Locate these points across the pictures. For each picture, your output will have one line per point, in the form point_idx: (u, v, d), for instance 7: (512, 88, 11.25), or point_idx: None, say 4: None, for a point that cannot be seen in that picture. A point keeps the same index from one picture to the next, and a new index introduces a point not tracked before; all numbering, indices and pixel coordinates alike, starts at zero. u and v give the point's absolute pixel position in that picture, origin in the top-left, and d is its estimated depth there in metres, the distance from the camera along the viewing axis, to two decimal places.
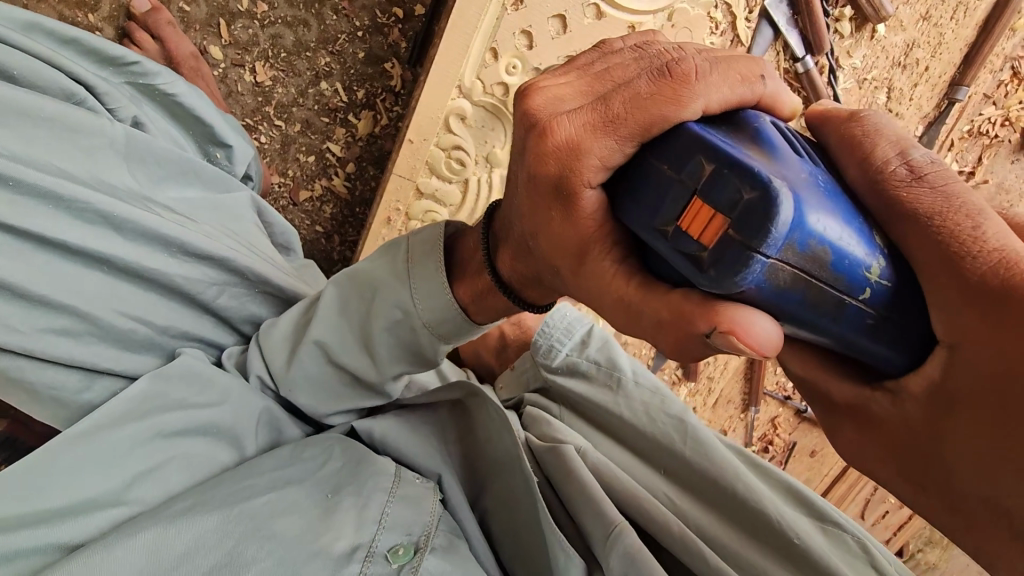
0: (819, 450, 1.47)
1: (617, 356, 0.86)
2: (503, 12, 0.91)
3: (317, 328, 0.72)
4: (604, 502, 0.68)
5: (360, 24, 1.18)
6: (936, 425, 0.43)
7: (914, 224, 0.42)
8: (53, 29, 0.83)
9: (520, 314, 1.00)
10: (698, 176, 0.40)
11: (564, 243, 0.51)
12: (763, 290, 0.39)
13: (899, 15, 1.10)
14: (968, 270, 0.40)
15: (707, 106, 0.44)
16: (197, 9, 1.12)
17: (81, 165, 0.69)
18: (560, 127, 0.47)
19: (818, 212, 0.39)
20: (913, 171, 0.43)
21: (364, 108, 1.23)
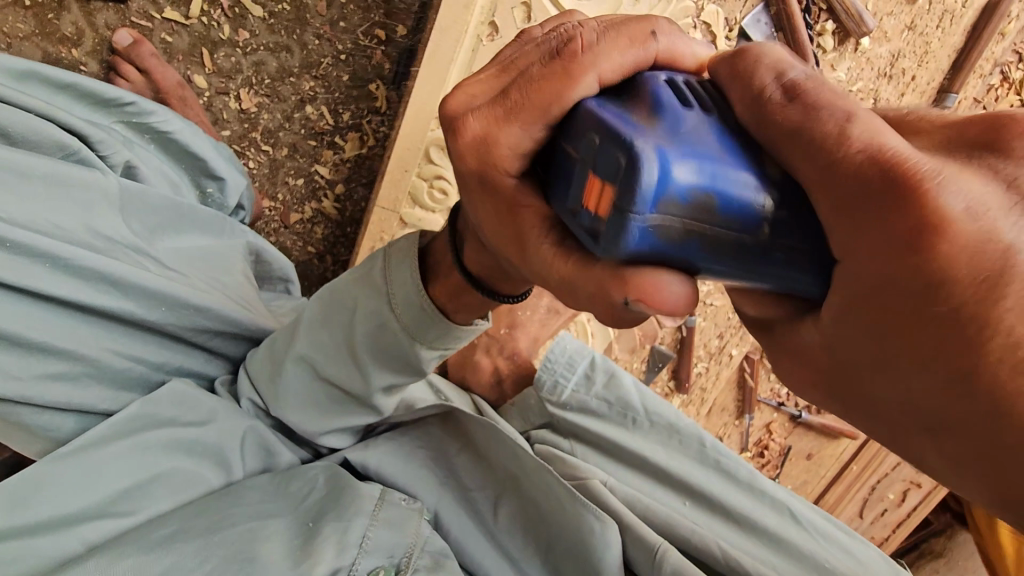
0: (815, 452, 1.48)
1: (625, 391, 0.89)
2: (478, 44, 0.90)
3: (300, 345, 0.69)
4: (640, 527, 0.72)
5: (343, 47, 1.17)
6: (851, 354, 0.33)
7: (790, 143, 0.34)
8: (48, 74, 0.80)
9: (515, 347, 1.00)
10: (589, 147, 0.37)
11: (504, 235, 0.48)
12: (656, 250, 0.35)
13: (883, 26, 1.07)
14: (836, 177, 0.31)
15: (601, 78, 0.39)
16: (179, 40, 1.12)
17: (78, 220, 0.67)
18: (468, 126, 0.45)
19: (689, 156, 0.33)
20: (788, 88, 0.35)
21: (351, 130, 1.23)
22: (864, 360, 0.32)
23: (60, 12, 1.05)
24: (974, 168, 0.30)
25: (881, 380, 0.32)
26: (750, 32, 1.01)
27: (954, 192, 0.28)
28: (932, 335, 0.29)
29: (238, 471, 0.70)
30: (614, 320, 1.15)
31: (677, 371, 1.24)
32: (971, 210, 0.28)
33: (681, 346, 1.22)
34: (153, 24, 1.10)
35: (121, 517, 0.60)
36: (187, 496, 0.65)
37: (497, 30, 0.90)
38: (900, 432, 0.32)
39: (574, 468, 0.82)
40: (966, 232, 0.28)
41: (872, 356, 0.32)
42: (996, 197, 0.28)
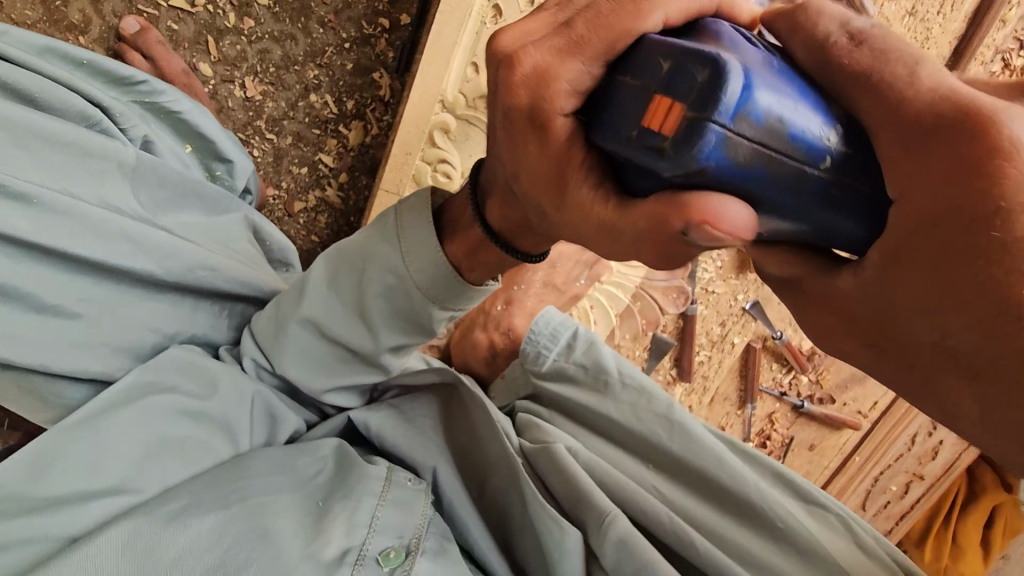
0: (818, 443, 1.48)
1: (602, 356, 0.85)
2: (481, 27, 0.91)
3: (306, 304, 0.70)
4: (595, 495, 0.69)
5: (347, 35, 1.18)
6: (899, 294, 0.39)
7: (865, 88, 0.39)
8: (68, 52, 0.83)
9: (511, 322, 0.98)
10: (655, 74, 0.38)
11: (542, 174, 0.48)
12: (722, 168, 0.36)
13: (884, 11, 1.07)
14: (910, 116, 0.37)
15: (667, 18, 0.42)
16: (185, 28, 1.13)
17: (92, 188, 0.68)
18: (526, 57, 0.46)
19: (770, 87, 0.37)
20: (854, 37, 0.40)
21: (355, 119, 1.24)
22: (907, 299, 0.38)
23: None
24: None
25: (921, 321, 0.38)
26: None
27: (1020, 126, 0.35)
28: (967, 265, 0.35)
29: (246, 441, 0.70)
30: (616, 306, 1.15)
31: (679, 360, 1.24)
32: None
33: (682, 334, 1.22)
34: (159, 11, 1.11)
35: (131, 494, 0.59)
36: (200, 465, 0.65)
37: (500, 13, 0.90)
38: (926, 371, 0.40)
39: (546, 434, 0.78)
40: None
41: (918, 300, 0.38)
42: None
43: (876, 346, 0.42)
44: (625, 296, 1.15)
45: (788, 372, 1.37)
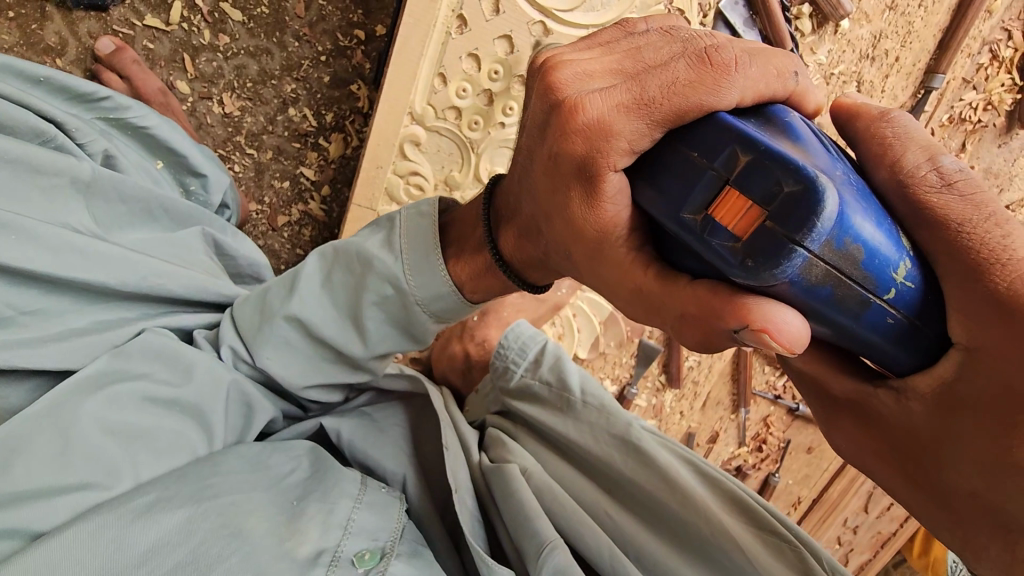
0: (816, 445, 1.45)
1: (568, 373, 0.82)
2: (447, 37, 0.90)
3: (297, 303, 0.63)
4: (539, 520, 0.64)
5: (323, 48, 1.18)
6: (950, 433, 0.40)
7: (940, 231, 0.37)
8: (25, 68, 0.82)
9: (487, 334, 0.97)
10: (728, 162, 0.35)
11: (581, 231, 0.44)
12: (793, 286, 0.34)
13: (862, 6, 1.02)
14: (997, 276, 0.36)
15: (742, 98, 0.38)
16: (161, 46, 1.13)
17: (40, 208, 0.67)
18: (590, 104, 0.40)
19: (858, 214, 0.34)
20: (943, 177, 0.37)
21: (334, 131, 1.23)
22: (967, 444, 0.40)
23: (44, 22, 1.07)
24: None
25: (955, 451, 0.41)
26: (726, 16, 0.97)
27: None
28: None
29: (221, 432, 0.65)
30: (600, 314, 1.13)
31: (668, 365, 1.23)
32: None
33: (669, 339, 1.20)
34: (134, 31, 1.11)
35: (101, 489, 0.54)
36: (171, 461, 0.60)
37: (466, 23, 0.89)
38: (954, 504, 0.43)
39: (509, 453, 0.75)
40: None
41: (963, 432, 0.40)
42: None
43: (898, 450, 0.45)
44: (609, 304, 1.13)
45: (782, 375, 1.35)
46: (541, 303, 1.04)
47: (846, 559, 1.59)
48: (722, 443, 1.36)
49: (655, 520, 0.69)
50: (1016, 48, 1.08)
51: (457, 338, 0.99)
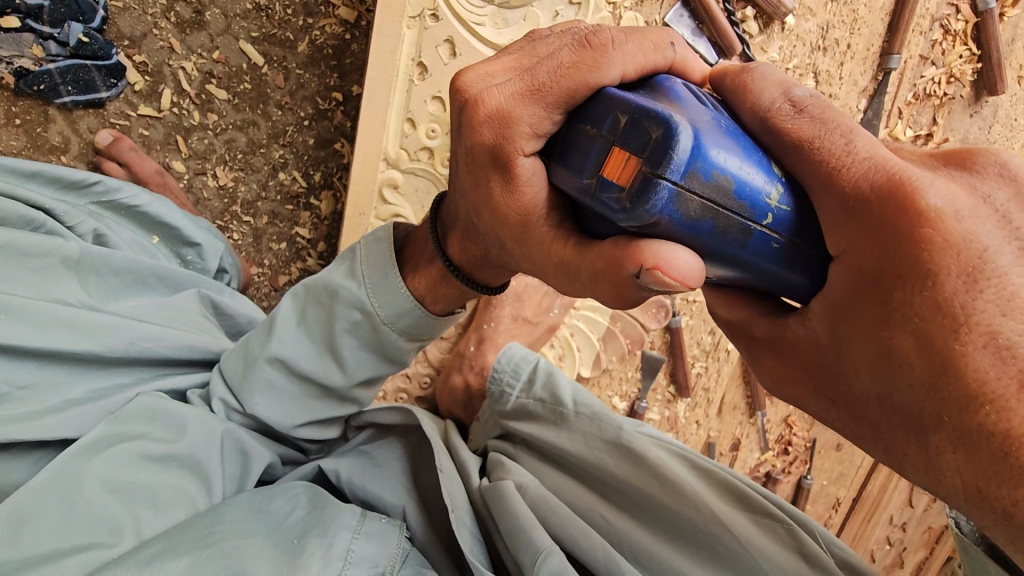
0: (845, 441, 1.40)
1: (559, 388, 0.83)
2: (410, 85, 0.96)
3: (273, 343, 0.66)
4: (534, 529, 0.65)
5: (305, 113, 1.24)
6: (851, 349, 0.42)
7: (798, 150, 0.43)
8: (19, 167, 0.89)
9: (486, 362, 0.99)
10: (612, 126, 0.40)
11: (505, 216, 0.49)
12: (675, 221, 0.39)
13: (804, 2, 1.05)
14: (842, 181, 0.41)
15: (625, 72, 0.44)
16: (155, 132, 1.21)
17: (32, 287, 0.71)
18: (489, 98, 0.46)
19: (718, 145, 0.39)
20: (796, 107, 0.43)
21: (324, 189, 1.27)
22: (857, 356, 0.42)
23: (47, 125, 1.16)
24: (955, 180, 0.40)
25: (866, 372, 0.42)
26: (675, 29, 1.01)
27: (937, 197, 0.39)
28: (910, 324, 0.39)
29: (219, 483, 0.67)
30: (597, 330, 1.14)
31: (675, 375, 1.22)
32: (953, 209, 0.38)
33: (671, 348, 1.19)
34: (130, 121, 1.20)
35: (106, 546, 0.56)
36: (174, 516, 0.62)
37: (426, 69, 0.95)
38: (872, 419, 0.43)
39: (506, 472, 0.76)
40: (951, 228, 0.38)
41: (862, 345, 0.42)
42: (964, 204, 0.39)
43: (817, 385, 0.46)
44: (604, 319, 1.14)
45: None
46: (535, 327, 1.05)
47: (901, 561, 1.51)
48: (746, 449, 1.32)
49: (653, 518, 0.70)
50: (966, 21, 1.12)
51: (457, 371, 1.01)
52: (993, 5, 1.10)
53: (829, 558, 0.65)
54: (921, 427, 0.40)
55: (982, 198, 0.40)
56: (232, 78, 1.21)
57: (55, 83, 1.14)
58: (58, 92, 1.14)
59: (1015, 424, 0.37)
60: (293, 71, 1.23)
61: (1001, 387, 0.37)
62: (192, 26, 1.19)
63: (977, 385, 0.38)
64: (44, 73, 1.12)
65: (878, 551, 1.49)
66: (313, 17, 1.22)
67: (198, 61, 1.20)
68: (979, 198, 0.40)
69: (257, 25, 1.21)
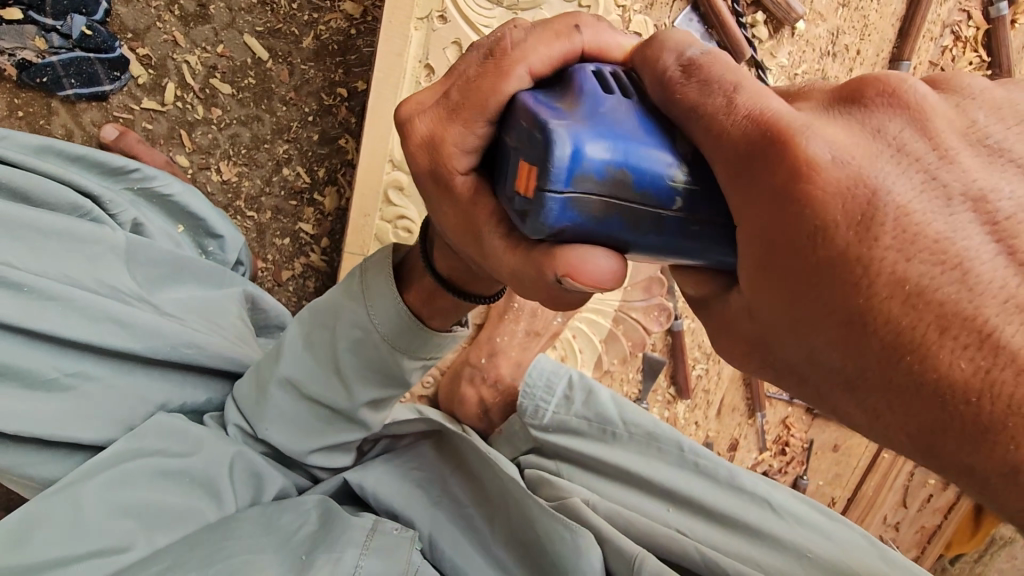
0: (841, 442, 1.42)
1: (603, 406, 0.87)
2: (417, 88, 0.95)
3: (283, 366, 0.68)
4: (620, 538, 0.69)
5: (309, 109, 1.24)
6: (771, 317, 0.36)
7: (690, 115, 0.38)
8: (63, 148, 0.90)
9: (499, 373, 1.01)
10: (521, 135, 0.40)
11: (459, 231, 0.49)
12: (580, 224, 0.38)
13: (815, 7, 1.05)
14: (723, 140, 0.36)
15: (531, 69, 0.43)
16: (159, 126, 1.20)
17: (85, 271, 0.72)
18: (417, 126, 0.49)
19: (603, 136, 0.37)
20: (685, 68, 0.38)
21: (327, 185, 1.27)
22: (777, 323, 0.36)
23: (51, 117, 1.15)
24: (847, 121, 0.34)
25: (792, 338, 0.36)
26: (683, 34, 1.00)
27: (819, 142, 0.33)
28: (814, 282, 0.33)
29: (231, 499, 0.68)
30: (599, 333, 1.15)
31: (676, 376, 1.23)
32: (836, 157, 0.33)
33: (673, 350, 1.20)
34: (133, 114, 1.19)
35: (113, 556, 0.58)
36: (182, 531, 0.63)
37: (433, 72, 0.94)
38: (816, 383, 0.37)
39: (561, 490, 0.80)
40: (832, 177, 0.32)
41: (778, 316, 0.36)
42: (856, 145, 0.33)
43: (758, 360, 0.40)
44: (607, 322, 1.14)
45: None
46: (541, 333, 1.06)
47: None
48: (744, 449, 1.34)
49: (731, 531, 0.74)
50: (977, 27, 1.11)
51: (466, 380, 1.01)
52: (1005, 12, 1.10)
53: (900, 558, 0.70)
54: (858, 383, 0.34)
55: (876, 134, 0.33)
56: (236, 72, 1.21)
57: (59, 75, 1.12)
58: (61, 84, 1.13)
59: (947, 372, 0.31)
60: (298, 66, 1.22)
61: (923, 332, 0.31)
62: (196, 19, 1.18)
63: (901, 329, 0.32)
64: (47, 66, 1.11)
65: None
66: (318, 12, 1.21)
67: (202, 55, 1.19)
68: (873, 134, 0.33)
69: (262, 19, 1.20)
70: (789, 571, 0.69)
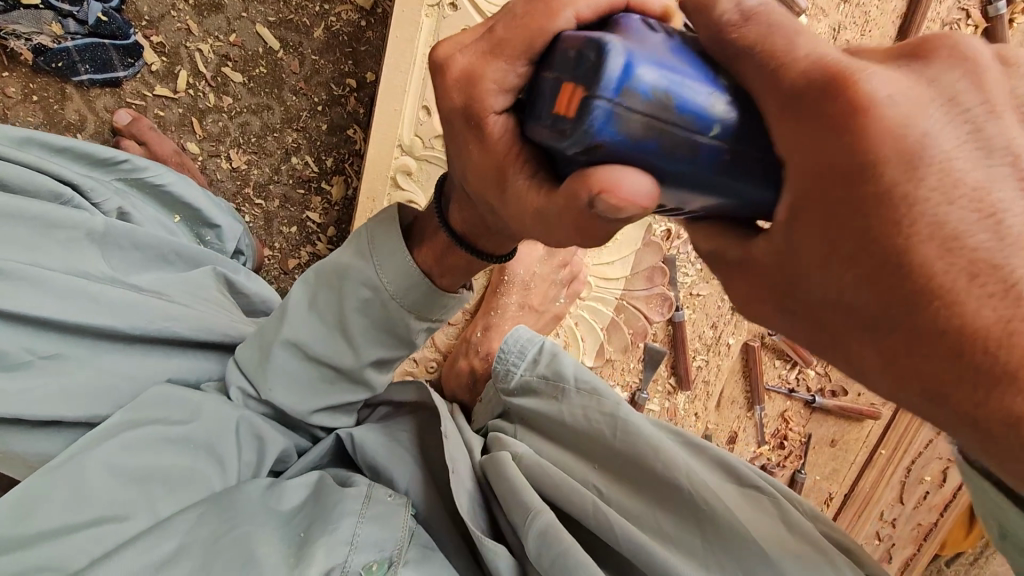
0: (839, 438, 1.43)
1: (563, 366, 0.86)
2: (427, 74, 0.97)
3: (288, 327, 0.69)
4: (525, 491, 0.71)
5: (318, 99, 1.26)
6: (806, 258, 0.36)
7: (745, 60, 0.36)
8: (52, 142, 0.91)
9: (491, 347, 1.03)
10: (562, 62, 0.38)
11: (484, 170, 0.49)
12: (619, 145, 0.36)
13: (817, 2, 1.07)
14: (782, 79, 0.35)
15: (578, 14, 0.42)
16: (170, 113, 1.22)
17: (59, 257, 0.74)
18: (455, 62, 0.48)
19: (657, 60, 0.35)
20: (744, 10, 0.36)
21: (335, 174, 1.29)
22: (813, 263, 0.36)
23: (65, 103, 1.17)
24: (903, 70, 0.34)
25: (818, 278, 0.36)
26: None
27: (876, 81, 0.33)
28: (856, 219, 0.33)
29: (236, 465, 0.69)
30: (602, 319, 1.17)
31: (676, 367, 1.24)
32: (893, 97, 0.33)
33: (674, 341, 1.21)
34: (146, 101, 1.21)
35: (120, 522, 0.60)
36: (188, 495, 0.65)
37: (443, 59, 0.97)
38: (831, 325, 0.37)
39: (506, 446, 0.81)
40: (883, 115, 0.32)
41: (810, 255, 0.36)
42: (910, 91, 0.33)
43: (779, 305, 0.39)
44: (608, 310, 1.16)
45: (793, 368, 1.35)
46: (541, 316, 1.08)
47: (890, 556, 1.55)
48: (743, 442, 1.35)
49: (646, 489, 0.73)
50: (977, 26, 1.12)
51: (463, 354, 1.05)
52: (1003, 10, 1.10)
53: (808, 530, 0.68)
54: (875, 327, 0.35)
55: (926, 82, 0.34)
56: (247, 61, 1.23)
57: (74, 61, 1.15)
58: (76, 70, 1.16)
59: (964, 317, 0.32)
60: (308, 56, 1.24)
61: (948, 277, 0.32)
62: (209, 9, 1.20)
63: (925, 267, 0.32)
64: (62, 51, 1.14)
65: (867, 545, 1.52)
66: (330, 4, 1.23)
67: (214, 44, 1.21)
68: (924, 83, 0.34)
69: (275, 9, 1.22)
70: (682, 539, 0.68)
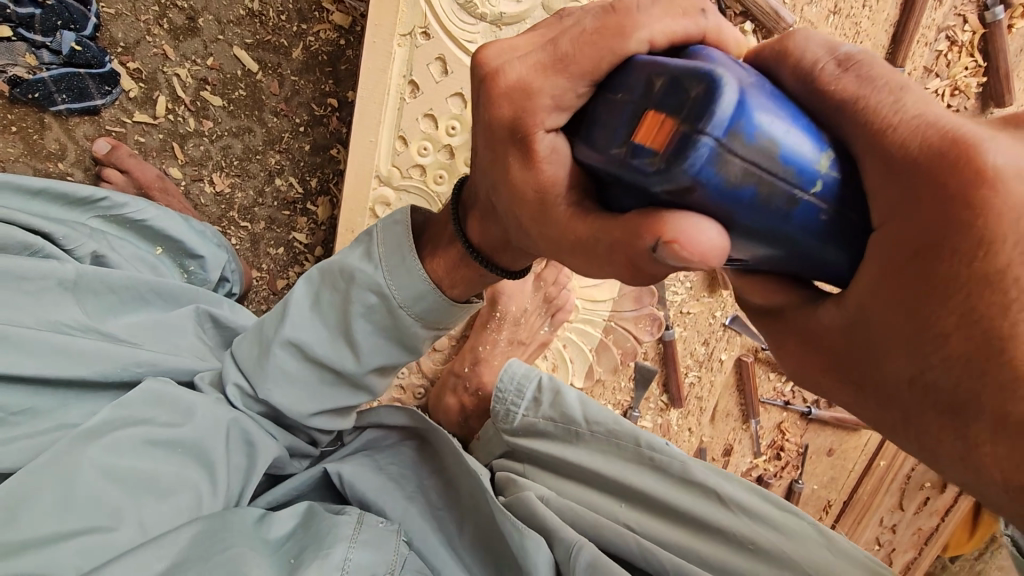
0: (837, 447, 1.42)
1: (568, 406, 0.86)
2: (402, 103, 0.97)
3: (287, 326, 0.71)
4: (562, 528, 0.71)
5: (300, 119, 1.24)
6: (876, 323, 0.36)
7: (845, 113, 0.37)
8: (21, 183, 0.89)
9: (480, 380, 1.02)
10: (645, 90, 0.39)
11: (524, 193, 0.50)
12: (711, 189, 0.35)
13: (805, 15, 1.04)
14: (889, 138, 0.35)
15: (653, 38, 0.43)
16: (150, 139, 1.21)
17: (30, 313, 0.73)
18: (510, 72, 0.48)
19: (762, 106, 0.36)
20: (841, 63, 0.38)
21: (320, 195, 1.27)
22: (892, 334, 0.35)
23: (43, 132, 1.16)
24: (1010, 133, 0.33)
25: (899, 352, 0.35)
26: None
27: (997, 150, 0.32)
28: (950, 287, 0.32)
29: (224, 470, 0.70)
30: (590, 342, 1.15)
31: (668, 385, 1.23)
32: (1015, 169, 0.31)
33: (665, 360, 1.20)
34: (125, 128, 1.19)
35: (105, 531, 0.59)
36: (176, 500, 0.65)
37: (417, 87, 0.95)
38: (887, 394, 0.36)
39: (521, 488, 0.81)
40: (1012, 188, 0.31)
41: (890, 320, 0.35)
42: None
43: (833, 370, 0.40)
44: (596, 331, 1.14)
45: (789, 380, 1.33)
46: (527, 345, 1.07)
47: (891, 561, 1.54)
48: (739, 454, 1.34)
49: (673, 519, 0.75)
50: (974, 32, 1.10)
51: (451, 388, 1.03)
52: (1001, 17, 1.09)
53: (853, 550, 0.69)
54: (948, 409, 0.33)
55: None
56: (227, 84, 1.21)
57: (50, 91, 1.12)
58: (53, 100, 1.13)
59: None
60: (288, 77, 1.22)
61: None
62: (185, 32, 1.18)
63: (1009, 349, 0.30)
64: (37, 81, 1.11)
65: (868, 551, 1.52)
66: (307, 23, 1.21)
67: (192, 67, 1.19)
68: None
69: (251, 31, 1.20)
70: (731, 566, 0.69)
